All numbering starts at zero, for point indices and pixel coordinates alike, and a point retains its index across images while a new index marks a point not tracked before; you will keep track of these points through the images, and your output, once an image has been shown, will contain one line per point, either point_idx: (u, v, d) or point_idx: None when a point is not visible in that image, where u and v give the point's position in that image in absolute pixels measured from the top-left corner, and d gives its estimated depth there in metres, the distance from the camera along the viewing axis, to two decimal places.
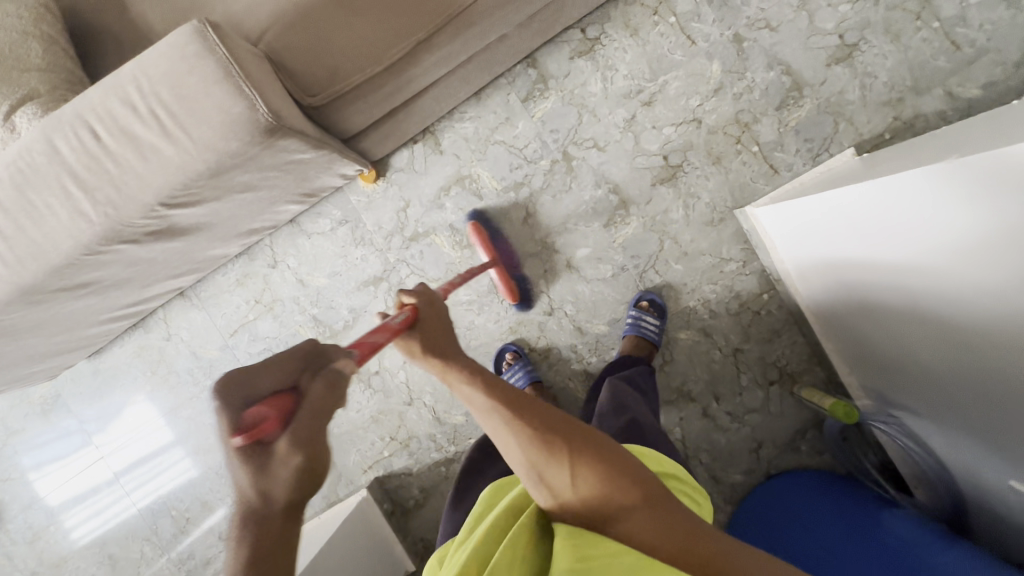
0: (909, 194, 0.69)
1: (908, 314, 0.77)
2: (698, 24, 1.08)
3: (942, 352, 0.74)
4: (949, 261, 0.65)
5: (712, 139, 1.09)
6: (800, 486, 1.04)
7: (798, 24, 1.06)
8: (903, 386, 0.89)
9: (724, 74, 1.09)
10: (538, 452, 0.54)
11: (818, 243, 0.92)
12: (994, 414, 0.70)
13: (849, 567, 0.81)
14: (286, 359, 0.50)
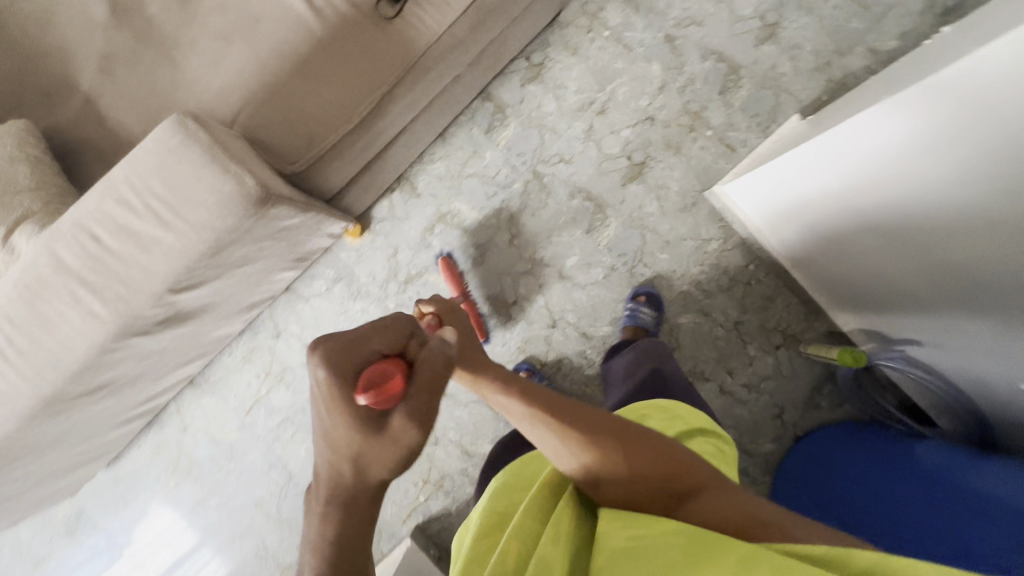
0: (858, 139, 0.75)
1: (899, 247, 0.81)
2: (631, 33, 1.17)
3: (946, 272, 0.77)
4: (913, 185, 0.71)
5: (668, 132, 1.16)
6: (829, 442, 1.06)
7: (720, 16, 1.16)
8: (904, 312, 0.93)
9: (665, 72, 1.17)
10: (591, 455, 0.55)
11: (788, 206, 0.97)
12: (993, 321, 0.75)
13: (899, 513, 0.82)
14: (393, 325, 0.51)
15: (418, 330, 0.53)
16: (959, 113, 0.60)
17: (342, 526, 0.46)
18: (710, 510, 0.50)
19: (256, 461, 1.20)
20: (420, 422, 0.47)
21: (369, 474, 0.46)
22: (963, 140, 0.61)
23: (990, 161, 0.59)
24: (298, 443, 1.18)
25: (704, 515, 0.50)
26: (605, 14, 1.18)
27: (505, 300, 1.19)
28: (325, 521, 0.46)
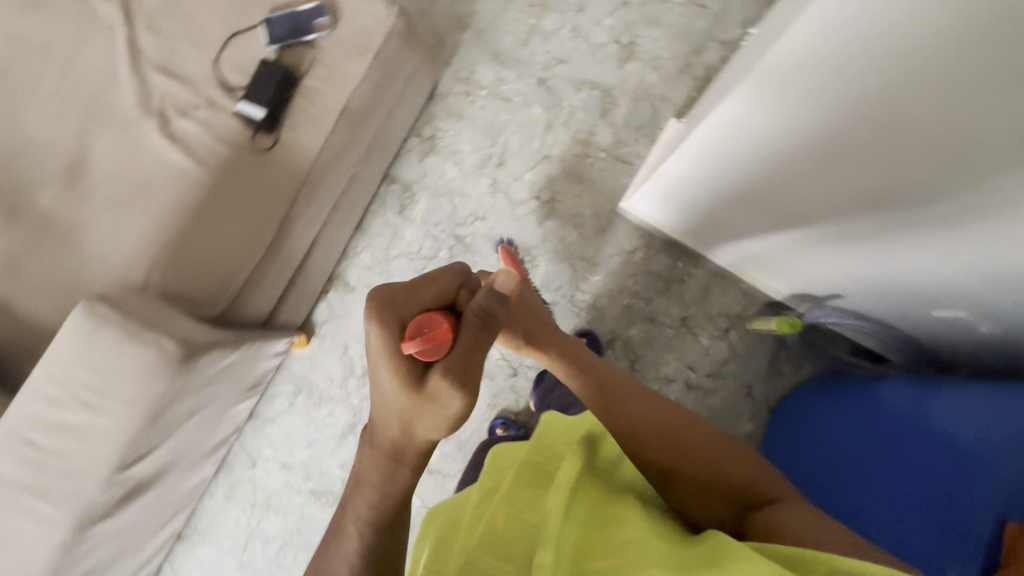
0: (713, 138, 0.82)
1: (797, 215, 0.88)
2: (505, 86, 1.25)
3: (887, 199, 0.72)
4: (777, 160, 0.78)
5: (566, 164, 1.23)
6: (800, 405, 1.10)
7: (580, 49, 1.25)
8: (848, 249, 0.87)
9: (547, 111, 1.24)
10: (672, 437, 0.65)
11: (691, 205, 1.04)
12: (896, 249, 0.79)
13: (873, 461, 0.84)
14: (443, 283, 0.60)
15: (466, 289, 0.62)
16: (765, 105, 0.67)
17: (389, 483, 0.52)
18: (766, 512, 0.53)
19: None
20: (448, 379, 0.51)
21: (405, 440, 0.52)
22: (788, 118, 0.68)
23: (817, 127, 0.66)
24: (302, 564, 1.16)
25: (770, 514, 0.53)
26: (479, 78, 1.26)
27: None
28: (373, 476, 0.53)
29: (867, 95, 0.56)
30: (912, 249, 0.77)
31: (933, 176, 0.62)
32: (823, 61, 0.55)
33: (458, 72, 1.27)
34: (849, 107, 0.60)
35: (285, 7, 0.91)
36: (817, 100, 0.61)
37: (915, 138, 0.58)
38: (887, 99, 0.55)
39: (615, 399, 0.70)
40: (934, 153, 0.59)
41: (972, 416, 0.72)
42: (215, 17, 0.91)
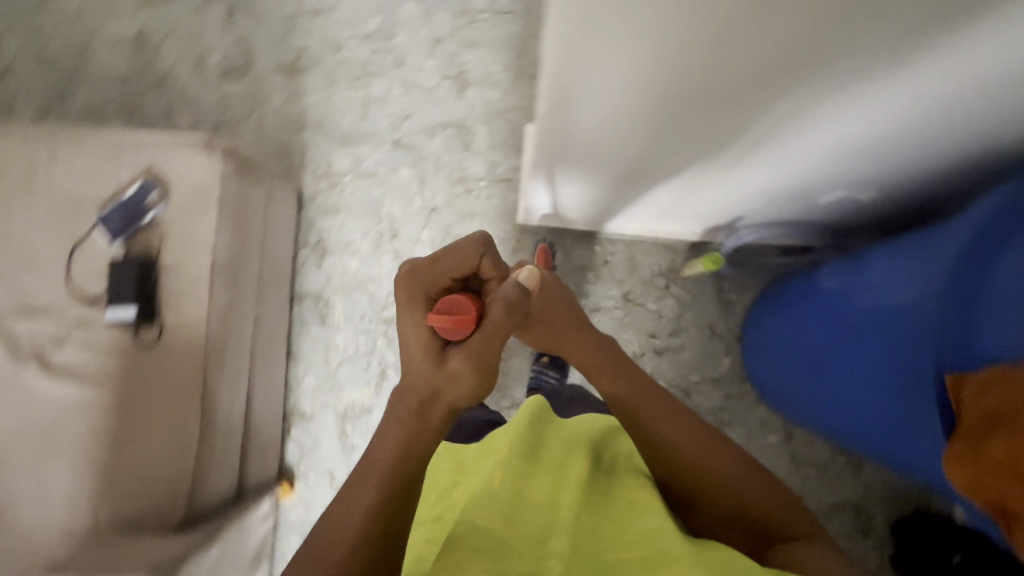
0: (559, 137, 0.82)
1: (668, 172, 0.86)
2: (365, 162, 1.26)
3: (730, 142, 0.67)
4: (619, 144, 0.77)
5: (454, 207, 1.24)
6: (762, 321, 1.14)
7: (418, 99, 1.26)
8: (732, 178, 0.85)
9: (415, 168, 1.25)
10: (701, 453, 0.59)
11: (587, 194, 1.03)
12: (769, 165, 0.76)
13: (845, 352, 0.85)
14: (464, 251, 0.57)
15: (488, 259, 0.58)
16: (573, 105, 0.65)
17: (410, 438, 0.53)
18: (795, 553, 0.52)
19: None
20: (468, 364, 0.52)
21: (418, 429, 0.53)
22: (597, 113, 0.66)
23: (624, 114, 0.64)
24: None
25: (803, 552, 0.51)
26: (338, 166, 1.26)
27: None
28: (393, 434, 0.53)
29: (636, 84, 0.54)
30: (783, 166, 0.76)
31: (744, 127, 0.61)
32: (576, 69, 0.54)
33: (317, 170, 1.27)
34: (629, 89, 0.55)
35: (110, 199, 0.89)
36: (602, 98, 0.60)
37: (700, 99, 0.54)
38: (653, 75, 0.51)
39: (639, 411, 0.61)
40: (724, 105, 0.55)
41: (897, 278, 0.72)
42: (46, 240, 0.88)
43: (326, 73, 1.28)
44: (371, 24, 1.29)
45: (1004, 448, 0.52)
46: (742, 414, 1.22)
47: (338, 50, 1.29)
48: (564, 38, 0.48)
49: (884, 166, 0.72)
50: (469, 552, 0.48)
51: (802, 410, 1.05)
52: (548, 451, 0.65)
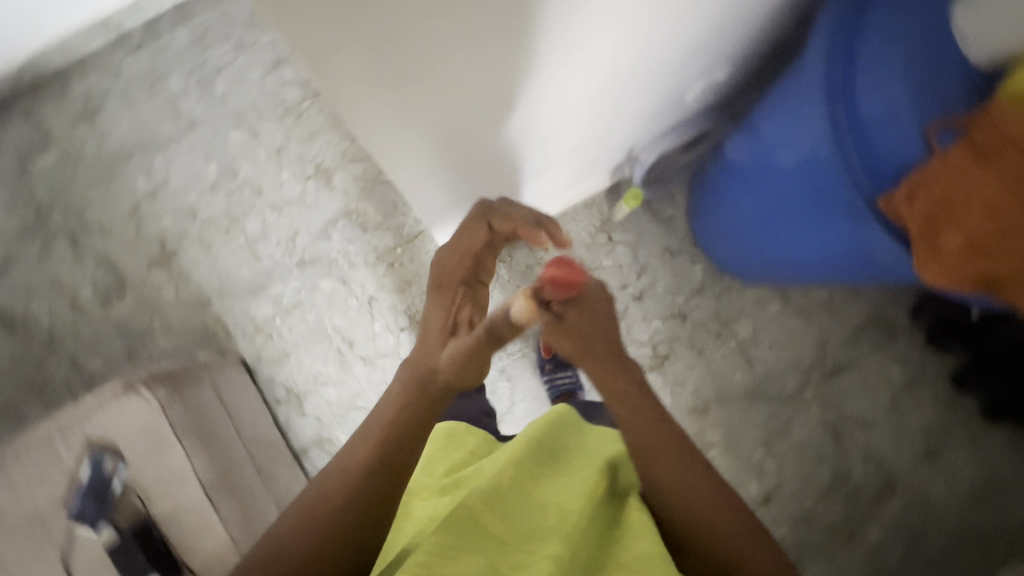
0: (439, 192, 0.81)
1: (545, 152, 0.86)
2: (285, 297, 1.23)
3: (577, 86, 0.68)
4: (489, 159, 0.76)
5: (389, 286, 1.23)
6: (705, 220, 1.16)
7: (295, 213, 1.24)
8: (602, 122, 0.86)
9: (332, 274, 1.23)
10: (703, 504, 0.57)
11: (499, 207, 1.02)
12: (624, 89, 0.77)
13: (791, 212, 0.87)
14: (476, 228, 0.69)
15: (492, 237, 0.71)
16: (419, 154, 0.64)
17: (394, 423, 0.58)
18: None
19: None
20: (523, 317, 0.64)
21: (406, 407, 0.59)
22: (447, 146, 0.65)
23: (468, 129, 0.63)
24: None
25: None
26: (263, 315, 1.22)
27: None
28: (384, 415, 0.59)
29: (459, 83, 0.53)
30: (633, 84, 0.76)
31: (578, 56, 0.60)
32: (396, 118, 0.53)
33: (246, 331, 1.22)
34: (458, 93, 0.54)
35: (69, 493, 0.83)
36: (434, 127, 0.59)
37: (526, 54, 0.54)
38: (470, 62, 0.50)
39: (648, 448, 0.58)
40: (550, 44, 0.55)
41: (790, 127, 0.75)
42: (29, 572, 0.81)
43: (198, 241, 1.24)
44: (211, 173, 1.25)
45: (958, 238, 0.58)
46: (737, 304, 1.25)
47: (195, 213, 1.24)
48: (366, 87, 0.46)
49: (711, 35, 0.74)
50: (470, 546, 0.50)
51: (784, 273, 1.08)
52: (563, 447, 0.68)
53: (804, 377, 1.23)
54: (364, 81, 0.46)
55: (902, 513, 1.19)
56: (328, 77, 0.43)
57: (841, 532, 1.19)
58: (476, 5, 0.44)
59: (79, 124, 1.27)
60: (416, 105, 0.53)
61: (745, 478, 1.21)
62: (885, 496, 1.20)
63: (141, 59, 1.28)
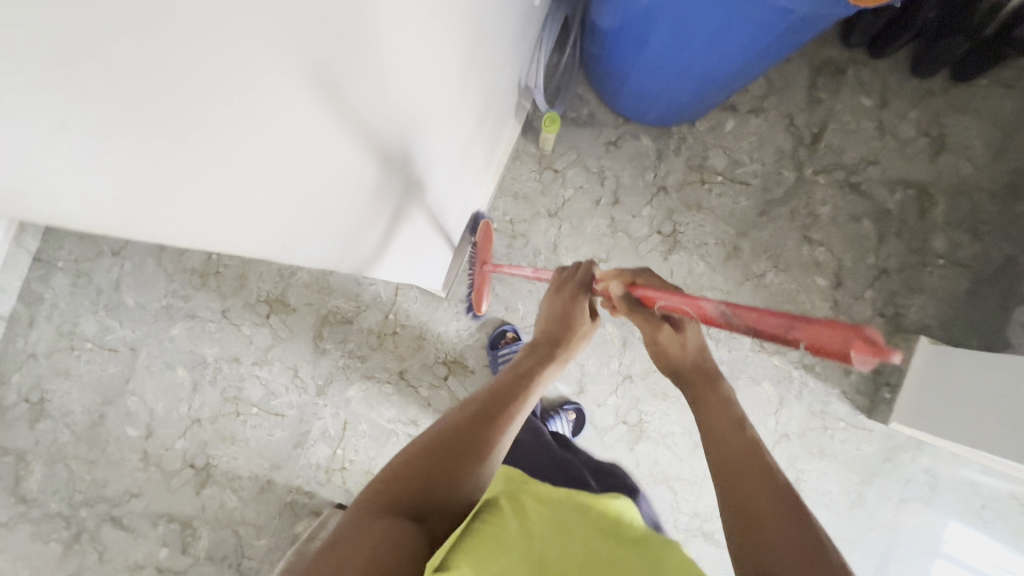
0: (398, 248, 0.82)
1: (458, 169, 0.88)
2: (330, 428, 1.19)
3: (455, 107, 0.71)
4: (418, 205, 0.77)
5: (407, 351, 1.20)
6: (623, 100, 1.14)
7: (282, 354, 1.20)
8: (485, 107, 0.87)
9: (352, 379, 1.19)
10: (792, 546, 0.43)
11: (455, 220, 1.01)
12: (487, 76, 0.80)
13: (693, 42, 0.85)
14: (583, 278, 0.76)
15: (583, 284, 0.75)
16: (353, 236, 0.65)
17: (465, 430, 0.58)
18: None
19: None
20: (621, 305, 0.62)
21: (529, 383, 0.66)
22: (369, 213, 0.65)
23: (380, 199, 0.64)
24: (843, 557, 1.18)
25: None
26: (324, 456, 1.18)
27: (629, 430, 1.18)
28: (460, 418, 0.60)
29: (356, 177, 0.55)
30: (489, 53, 0.75)
31: (443, 89, 0.63)
32: (314, 231, 0.55)
33: (320, 481, 1.18)
34: (360, 183, 0.57)
35: None
36: (349, 214, 0.59)
37: (402, 118, 0.56)
38: (356, 157, 0.52)
39: (737, 462, 0.50)
40: (420, 95, 0.58)
41: None
42: None
43: (220, 440, 1.18)
44: (183, 377, 1.20)
45: None
46: (699, 144, 1.23)
47: (198, 419, 1.19)
48: (271, 227, 0.48)
49: None
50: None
51: (719, 94, 1.06)
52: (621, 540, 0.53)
53: (796, 161, 1.22)
54: (241, 242, 0.47)
55: (953, 208, 1.20)
56: (231, 236, 0.45)
57: (915, 261, 1.20)
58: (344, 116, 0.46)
59: (34, 424, 1.18)
60: (317, 215, 0.53)
61: (809, 277, 1.21)
62: (929, 205, 1.20)
63: (44, 330, 1.20)
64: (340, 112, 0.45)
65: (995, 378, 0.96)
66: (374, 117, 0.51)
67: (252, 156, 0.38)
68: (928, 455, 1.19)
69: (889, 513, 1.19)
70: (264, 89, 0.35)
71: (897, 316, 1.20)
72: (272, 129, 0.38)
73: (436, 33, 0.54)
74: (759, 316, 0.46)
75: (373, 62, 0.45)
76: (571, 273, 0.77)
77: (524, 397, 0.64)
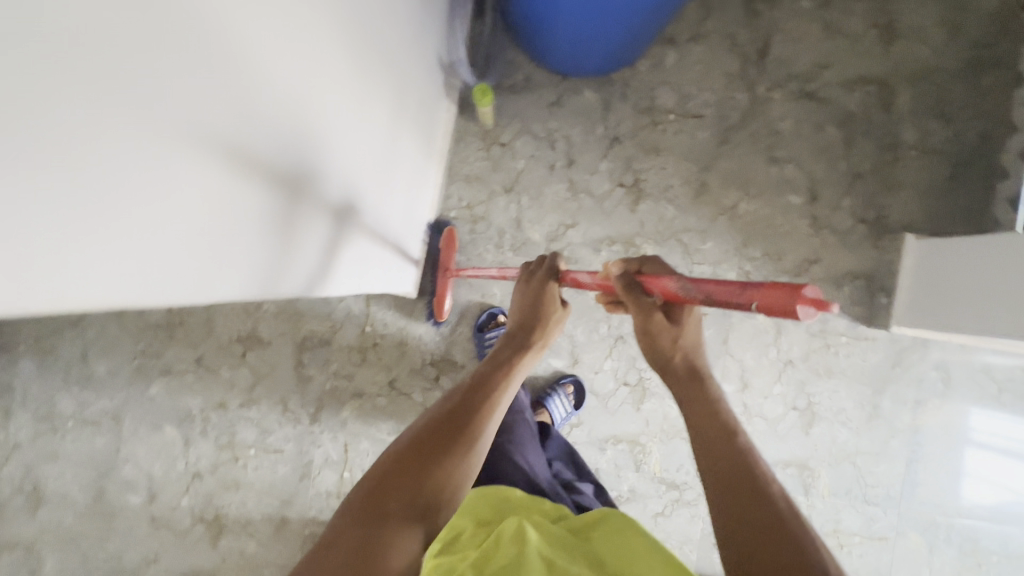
0: (343, 265, 0.78)
1: (388, 171, 0.83)
2: (332, 454, 1.16)
3: (364, 112, 0.66)
4: (348, 218, 0.73)
5: (392, 360, 1.16)
6: (554, 57, 1.09)
7: (267, 391, 1.16)
8: (404, 99, 0.82)
9: (342, 400, 1.16)
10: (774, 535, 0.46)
11: (395, 242, 0.96)
12: (395, 71, 0.75)
13: None
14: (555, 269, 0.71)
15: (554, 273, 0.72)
16: (293, 251, 0.61)
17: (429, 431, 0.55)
18: None
19: (921, 497, 1.16)
20: (622, 290, 0.56)
21: (500, 377, 0.61)
22: (306, 224, 0.62)
23: (302, 225, 0.61)
24: (870, 470, 1.16)
25: None
26: (332, 483, 1.15)
27: (631, 391, 1.16)
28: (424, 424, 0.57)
29: (265, 211, 0.52)
30: (400, 41, 0.74)
31: (345, 98, 0.59)
32: (237, 279, 0.52)
33: (334, 508, 1.15)
34: (271, 217, 0.53)
35: None
36: (269, 252, 0.56)
37: (303, 140, 0.52)
38: (260, 194, 0.49)
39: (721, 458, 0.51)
40: (319, 112, 0.54)
41: None
42: None
43: (224, 489, 1.16)
44: (174, 434, 1.16)
45: None
46: (644, 85, 1.17)
47: (198, 472, 1.16)
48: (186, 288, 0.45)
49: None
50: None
51: (650, 28, 1.01)
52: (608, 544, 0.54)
53: (747, 82, 1.16)
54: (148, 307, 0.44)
55: (916, 96, 1.15)
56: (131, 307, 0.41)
57: (888, 158, 1.16)
58: (234, 160, 0.43)
59: (36, 513, 1.15)
60: (235, 263, 0.50)
61: (783, 198, 1.17)
62: (891, 98, 1.15)
63: (20, 417, 1.16)
64: (235, 146, 0.42)
65: (991, 261, 0.93)
66: (267, 147, 0.47)
67: (142, 229, 0.35)
68: (935, 352, 1.16)
69: (907, 418, 1.16)
70: (198, 66, 0.34)
71: (880, 219, 1.16)
72: (156, 199, 0.35)
73: (320, 46, 0.50)
74: (715, 284, 0.45)
75: (250, 95, 0.42)
76: (537, 264, 0.73)
77: (500, 390, 0.60)
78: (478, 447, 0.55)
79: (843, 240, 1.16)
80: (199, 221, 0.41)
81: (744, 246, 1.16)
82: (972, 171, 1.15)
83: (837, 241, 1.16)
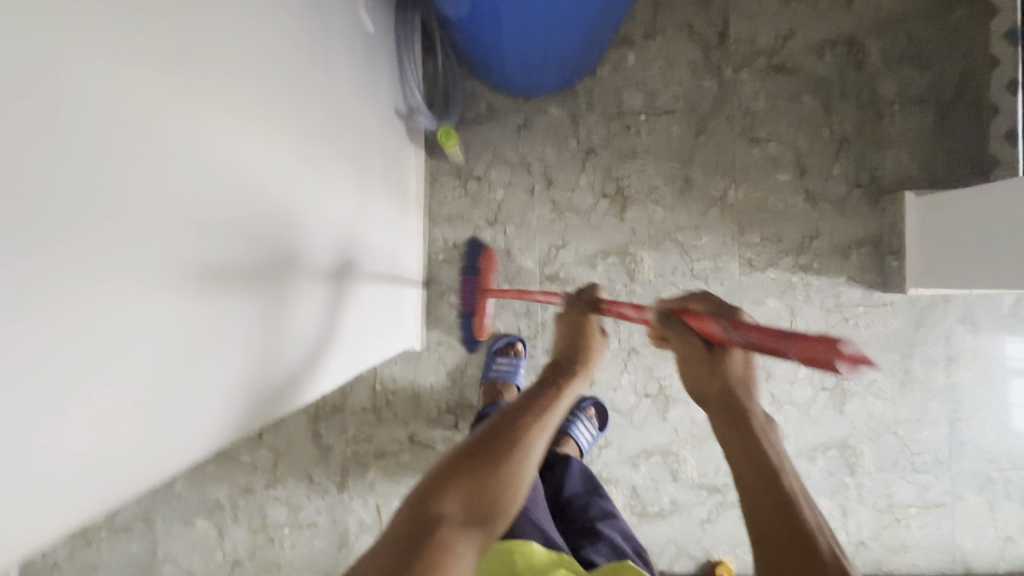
0: (350, 337, 0.74)
1: (364, 230, 0.81)
2: (366, 518, 1.14)
3: (328, 179, 0.65)
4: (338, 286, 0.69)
5: (408, 414, 1.14)
6: (512, 82, 1.07)
7: (290, 467, 1.15)
8: (365, 158, 0.81)
9: (366, 462, 1.14)
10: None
11: (387, 287, 0.92)
12: (351, 132, 0.74)
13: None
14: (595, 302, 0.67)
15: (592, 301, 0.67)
16: (302, 328, 0.57)
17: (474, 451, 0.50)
18: None
19: (973, 455, 1.12)
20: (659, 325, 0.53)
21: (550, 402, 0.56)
22: (306, 297, 0.58)
23: (302, 306, 0.57)
24: (913, 437, 1.12)
25: None
26: None
27: (654, 401, 1.13)
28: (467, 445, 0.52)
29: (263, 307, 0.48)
30: (345, 79, 0.71)
31: (307, 170, 0.58)
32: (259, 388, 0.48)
33: None
34: (272, 311, 0.50)
35: None
36: (280, 344, 0.52)
37: (275, 226, 0.50)
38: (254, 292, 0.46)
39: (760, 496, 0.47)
40: (283, 196, 0.52)
41: None
42: None
43: (266, 571, 1.15)
44: (206, 527, 1.15)
45: None
46: (609, 90, 1.14)
47: (237, 560, 1.15)
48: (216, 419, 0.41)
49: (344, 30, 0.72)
50: None
51: (602, 34, 0.98)
52: None
53: (712, 67, 1.13)
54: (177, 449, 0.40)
55: (888, 47, 1.11)
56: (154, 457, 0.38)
57: (871, 116, 1.12)
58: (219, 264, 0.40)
59: None
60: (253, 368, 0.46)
61: (771, 178, 1.13)
62: (862, 54, 1.12)
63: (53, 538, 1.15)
64: (216, 251, 0.39)
65: (996, 207, 0.89)
66: (246, 235, 0.44)
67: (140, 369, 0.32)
68: (958, 305, 1.12)
69: (943, 377, 1.12)
70: (157, 193, 0.33)
71: (875, 180, 1.12)
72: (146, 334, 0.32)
73: (269, 129, 0.48)
74: (755, 329, 0.43)
75: (217, 198, 0.40)
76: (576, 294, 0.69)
77: (548, 415, 0.55)
78: (529, 463, 0.51)
79: (841, 208, 1.12)
80: (199, 324, 0.38)
81: (741, 233, 1.13)
82: (961, 113, 1.10)
83: (835, 211, 1.12)
